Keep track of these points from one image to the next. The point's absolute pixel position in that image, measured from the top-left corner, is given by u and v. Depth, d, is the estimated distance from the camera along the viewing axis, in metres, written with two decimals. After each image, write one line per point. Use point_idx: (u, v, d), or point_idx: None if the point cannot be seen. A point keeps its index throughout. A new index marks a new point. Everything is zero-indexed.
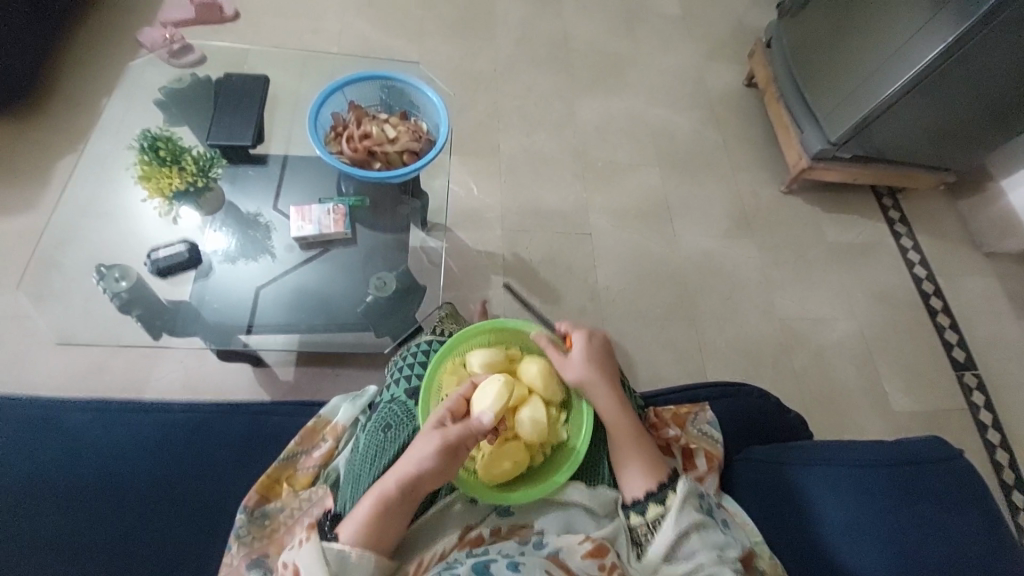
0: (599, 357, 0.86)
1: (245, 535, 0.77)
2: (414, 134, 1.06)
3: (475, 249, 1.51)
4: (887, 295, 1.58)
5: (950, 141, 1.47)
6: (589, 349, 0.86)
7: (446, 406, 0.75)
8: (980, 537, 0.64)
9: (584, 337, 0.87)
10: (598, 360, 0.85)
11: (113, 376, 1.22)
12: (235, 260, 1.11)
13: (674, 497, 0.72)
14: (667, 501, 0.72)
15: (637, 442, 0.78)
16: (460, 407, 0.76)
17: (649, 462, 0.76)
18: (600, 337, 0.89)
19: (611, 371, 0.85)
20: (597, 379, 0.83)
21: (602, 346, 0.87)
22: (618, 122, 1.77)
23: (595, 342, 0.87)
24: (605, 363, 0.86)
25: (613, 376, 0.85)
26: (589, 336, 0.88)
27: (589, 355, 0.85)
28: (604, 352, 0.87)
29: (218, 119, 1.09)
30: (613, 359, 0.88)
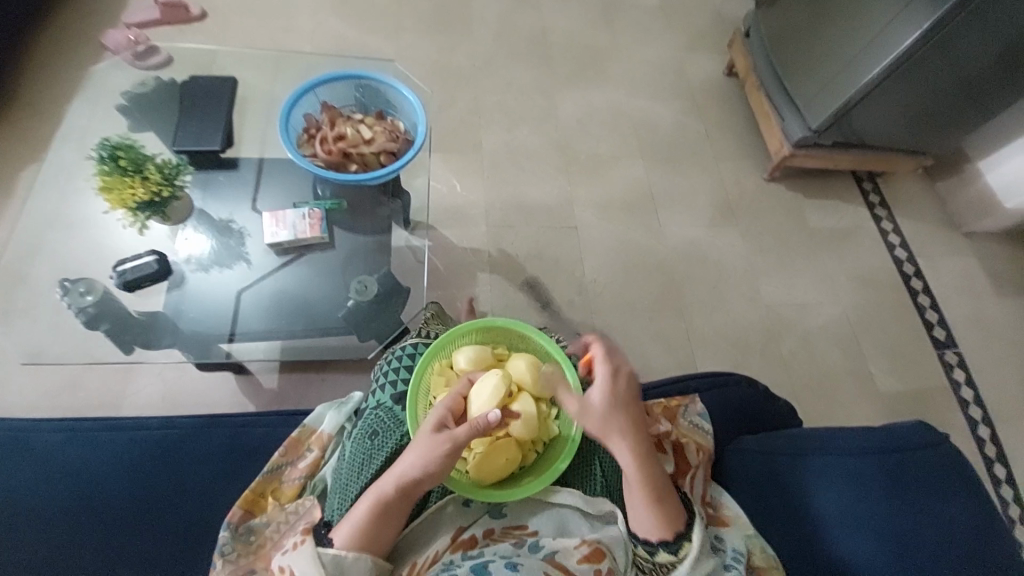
0: (623, 400, 0.76)
1: (229, 552, 0.74)
2: (392, 134, 1.03)
3: (460, 247, 1.49)
4: (870, 278, 1.60)
5: (927, 124, 1.48)
6: (612, 391, 0.76)
7: (444, 407, 0.73)
8: (970, 517, 0.65)
9: (607, 374, 0.77)
10: (619, 404, 0.75)
11: (89, 392, 1.19)
12: (208, 269, 1.07)
13: (688, 548, 0.69)
14: (681, 553, 0.69)
15: (657, 499, 0.70)
16: (458, 405, 0.75)
17: (665, 512, 0.70)
18: (626, 375, 0.78)
19: (634, 413, 0.76)
20: (616, 428, 0.73)
21: (626, 387, 0.77)
22: (600, 114, 1.76)
23: (619, 382, 0.77)
24: (628, 406, 0.76)
25: (635, 421, 0.75)
26: (613, 373, 0.77)
27: (610, 398, 0.75)
28: (628, 393, 0.77)
29: (184, 120, 1.06)
30: (636, 400, 0.78)
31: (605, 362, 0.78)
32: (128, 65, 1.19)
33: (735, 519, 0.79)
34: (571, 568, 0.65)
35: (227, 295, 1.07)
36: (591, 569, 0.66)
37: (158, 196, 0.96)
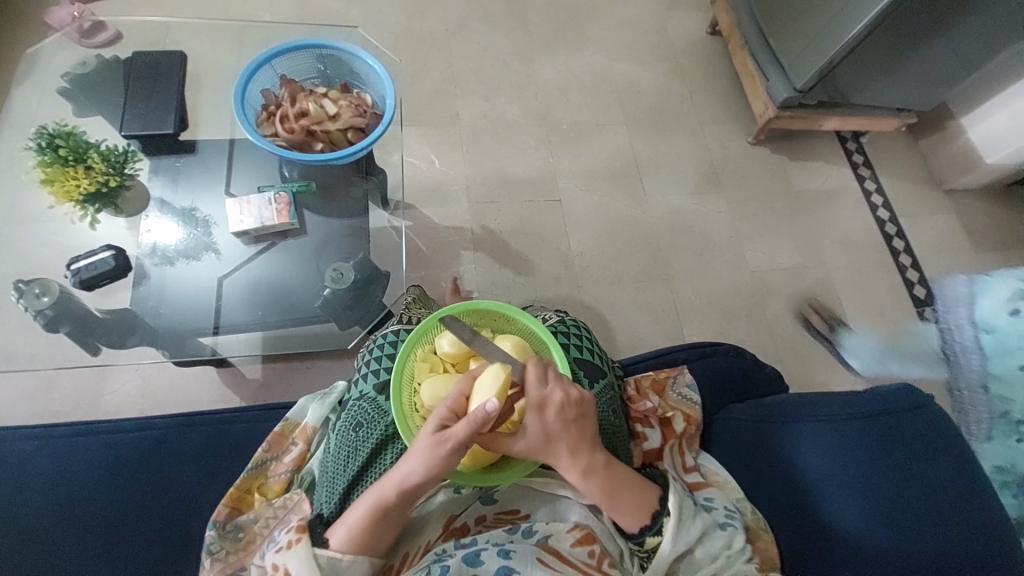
0: (561, 429, 0.67)
1: (218, 551, 0.73)
2: (358, 109, 0.97)
3: (442, 225, 1.44)
4: (853, 240, 1.60)
5: (912, 80, 1.45)
6: (542, 426, 0.67)
7: (445, 406, 0.67)
8: (955, 474, 0.65)
9: (533, 407, 0.66)
10: (555, 435, 0.67)
11: (65, 394, 1.14)
12: (174, 261, 1.02)
13: (667, 524, 0.69)
14: (663, 534, 0.69)
15: (614, 502, 0.69)
16: (460, 405, 0.68)
17: (625, 511, 0.69)
18: (561, 400, 0.67)
19: (574, 437, 0.68)
20: (557, 454, 0.68)
21: (561, 416, 0.67)
22: (581, 80, 1.69)
23: (548, 413, 0.67)
24: (567, 432, 0.67)
25: (580, 441, 0.68)
26: (539, 406, 0.66)
27: (544, 431, 0.67)
28: (566, 420, 0.67)
29: (132, 97, 0.98)
30: (583, 419, 0.69)
31: (534, 390, 0.67)
32: (72, 43, 1.09)
33: (722, 480, 0.83)
34: (565, 552, 0.66)
35: (202, 288, 1.02)
36: (584, 552, 0.67)
37: (105, 186, 0.93)
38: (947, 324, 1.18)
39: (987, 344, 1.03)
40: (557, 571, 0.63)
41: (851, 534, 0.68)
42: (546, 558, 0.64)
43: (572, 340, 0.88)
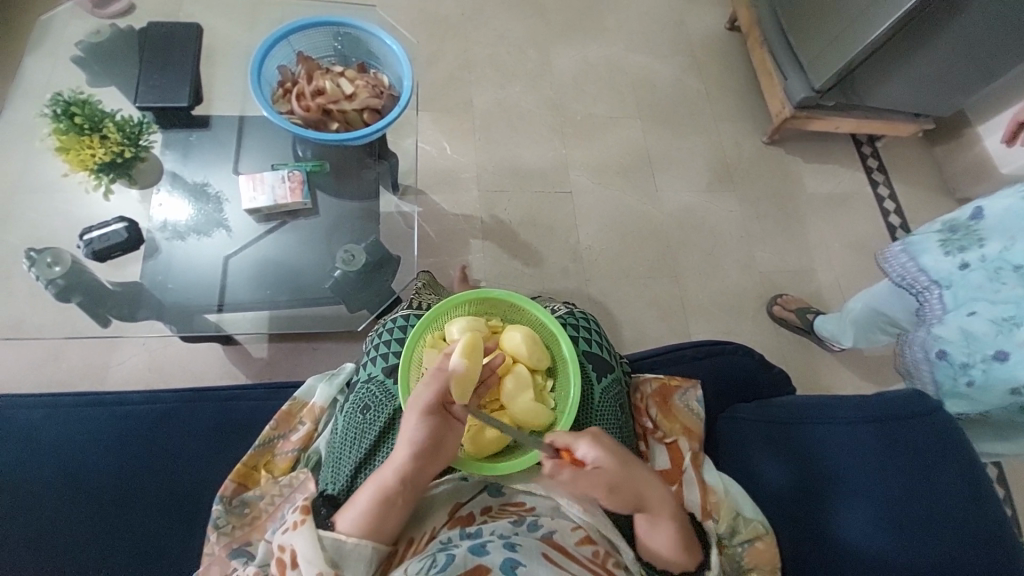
0: (626, 458, 0.67)
1: (223, 526, 0.74)
2: (374, 89, 0.96)
3: (451, 213, 1.43)
4: (863, 245, 1.59)
5: (932, 86, 1.43)
6: (607, 453, 0.66)
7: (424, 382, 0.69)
8: (958, 481, 0.69)
9: (590, 437, 0.67)
10: (622, 460, 0.66)
11: (73, 365, 1.15)
12: (185, 237, 1.02)
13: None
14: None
15: (685, 542, 0.70)
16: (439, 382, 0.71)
17: (690, 549, 0.70)
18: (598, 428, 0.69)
19: (638, 469, 0.68)
20: (627, 478, 0.66)
21: (612, 439, 0.68)
22: (597, 71, 1.67)
23: (605, 439, 0.67)
24: (627, 457, 0.67)
25: (638, 466, 0.68)
26: (594, 433, 0.67)
27: (612, 458, 0.66)
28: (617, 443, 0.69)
29: (146, 68, 0.97)
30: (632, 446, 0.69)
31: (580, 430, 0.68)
32: (88, 13, 1.07)
33: (720, 506, 0.76)
34: (571, 550, 0.66)
35: (214, 264, 1.02)
36: (588, 550, 0.67)
37: (119, 157, 0.92)
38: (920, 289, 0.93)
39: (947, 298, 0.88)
40: (562, 566, 0.61)
41: (854, 538, 0.69)
42: (553, 554, 0.63)
43: (581, 333, 0.87)
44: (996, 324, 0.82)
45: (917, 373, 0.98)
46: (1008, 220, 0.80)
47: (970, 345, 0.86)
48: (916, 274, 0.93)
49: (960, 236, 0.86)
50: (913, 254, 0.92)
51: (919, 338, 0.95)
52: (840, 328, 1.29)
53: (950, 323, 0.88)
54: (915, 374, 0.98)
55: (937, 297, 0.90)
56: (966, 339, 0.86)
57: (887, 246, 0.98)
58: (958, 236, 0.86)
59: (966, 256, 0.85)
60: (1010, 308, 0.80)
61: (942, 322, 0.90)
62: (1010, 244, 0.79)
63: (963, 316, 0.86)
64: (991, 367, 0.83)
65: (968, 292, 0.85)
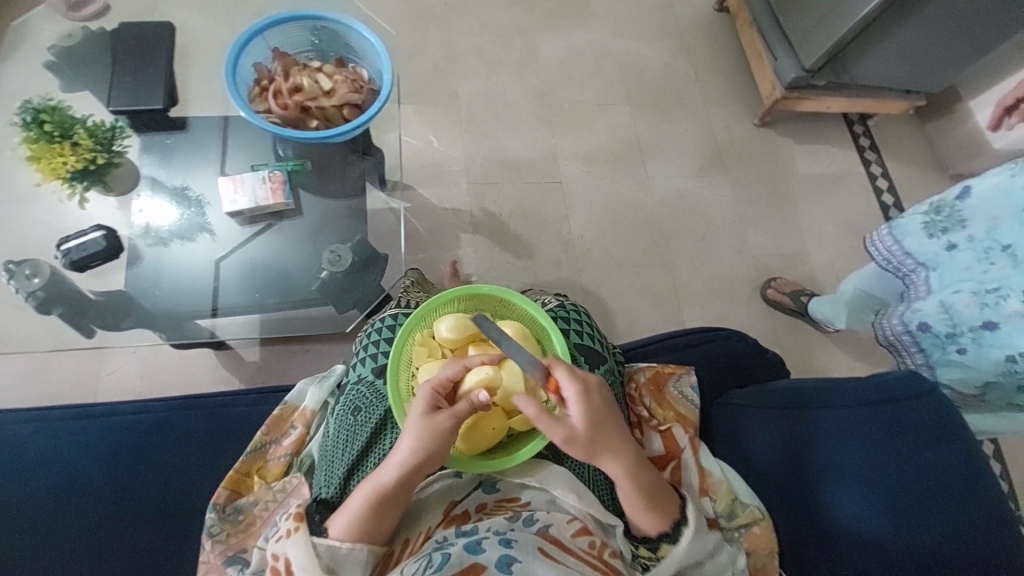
0: (606, 415, 0.66)
1: (217, 534, 0.74)
2: (354, 84, 0.94)
3: (441, 207, 1.42)
4: (856, 225, 1.58)
5: (923, 61, 1.41)
6: (586, 413, 0.65)
7: (430, 386, 0.67)
8: (957, 462, 0.69)
9: (576, 394, 0.65)
10: (601, 423, 0.66)
11: (63, 376, 1.14)
12: (167, 243, 1.00)
13: (687, 535, 0.69)
14: (681, 542, 0.69)
15: (652, 501, 0.69)
16: (445, 387, 0.69)
17: (660, 509, 0.69)
18: (596, 384, 0.68)
19: (617, 427, 0.67)
20: (603, 439, 0.66)
21: (601, 400, 0.67)
22: (584, 57, 1.64)
23: (591, 399, 0.66)
24: (608, 417, 0.67)
25: (618, 425, 0.68)
26: (582, 392, 0.66)
27: (590, 419, 0.65)
28: (605, 405, 0.67)
29: (119, 71, 0.95)
30: (614, 407, 0.68)
31: (572, 378, 0.66)
32: (58, 14, 1.04)
33: (719, 486, 0.79)
34: (567, 542, 0.66)
35: (200, 269, 1.01)
36: (584, 542, 0.67)
37: (93, 163, 0.90)
38: (908, 269, 0.94)
39: (935, 280, 0.89)
40: (558, 560, 0.61)
41: (852, 523, 0.69)
42: (548, 547, 0.63)
43: (572, 326, 0.87)
44: (979, 302, 0.81)
45: (904, 351, 0.96)
46: (991, 200, 0.80)
47: (951, 316, 0.85)
48: (899, 256, 0.94)
49: (943, 217, 0.87)
50: (897, 235, 0.94)
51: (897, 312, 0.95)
52: (833, 311, 1.28)
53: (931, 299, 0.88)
54: (902, 351, 0.96)
55: (922, 278, 0.91)
56: (944, 313, 0.86)
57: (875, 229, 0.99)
58: (941, 217, 0.87)
59: (950, 238, 0.86)
60: (995, 286, 0.80)
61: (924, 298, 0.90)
62: (995, 223, 0.81)
63: (948, 292, 0.85)
64: (980, 337, 0.82)
65: (956, 273, 0.85)
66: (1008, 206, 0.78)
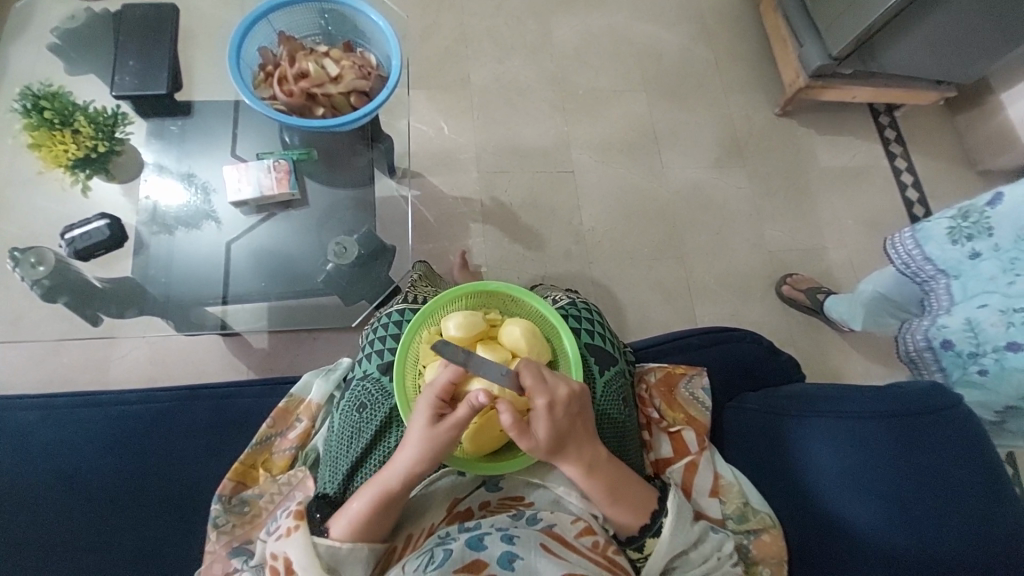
0: (569, 425, 0.64)
1: (223, 524, 0.74)
2: (361, 70, 0.91)
3: (450, 196, 1.39)
4: (878, 221, 1.53)
5: (958, 51, 1.33)
6: (551, 427, 0.62)
7: (433, 394, 0.64)
8: (979, 479, 0.66)
9: (542, 410, 0.62)
10: (565, 434, 0.64)
11: (74, 360, 1.15)
12: (173, 231, 0.99)
13: (665, 523, 0.68)
14: (662, 532, 0.67)
15: (615, 500, 0.67)
16: (447, 391, 0.65)
17: (626, 508, 0.67)
18: (566, 397, 0.63)
19: (579, 434, 0.65)
20: (567, 449, 0.64)
21: (567, 413, 0.63)
22: (600, 42, 1.58)
23: (556, 413, 0.63)
24: (573, 429, 0.64)
25: (584, 434, 0.66)
26: (548, 407, 0.62)
27: (553, 432, 0.63)
28: (571, 416, 0.64)
29: (122, 52, 0.92)
30: (582, 415, 0.65)
31: (541, 392, 0.62)
32: None
33: (728, 489, 0.78)
34: (570, 540, 0.64)
35: (208, 256, 1.00)
36: (588, 541, 0.65)
37: (93, 151, 0.89)
38: (927, 276, 0.89)
39: (956, 291, 0.85)
40: (562, 555, 0.60)
41: (866, 537, 0.67)
42: (552, 543, 0.62)
43: (583, 325, 0.85)
44: (1004, 317, 0.78)
45: (922, 366, 0.94)
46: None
47: (975, 334, 0.82)
48: (919, 262, 0.89)
49: (971, 223, 0.82)
50: (920, 241, 0.88)
51: (921, 326, 0.91)
52: (850, 311, 1.24)
53: (955, 312, 0.85)
54: (921, 367, 0.93)
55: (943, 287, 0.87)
56: (967, 328, 0.83)
57: (894, 232, 0.92)
58: (967, 223, 0.82)
59: (974, 246, 0.82)
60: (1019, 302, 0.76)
61: (948, 312, 0.86)
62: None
63: (970, 304, 0.83)
64: (1002, 358, 0.79)
65: (978, 284, 0.82)
66: None
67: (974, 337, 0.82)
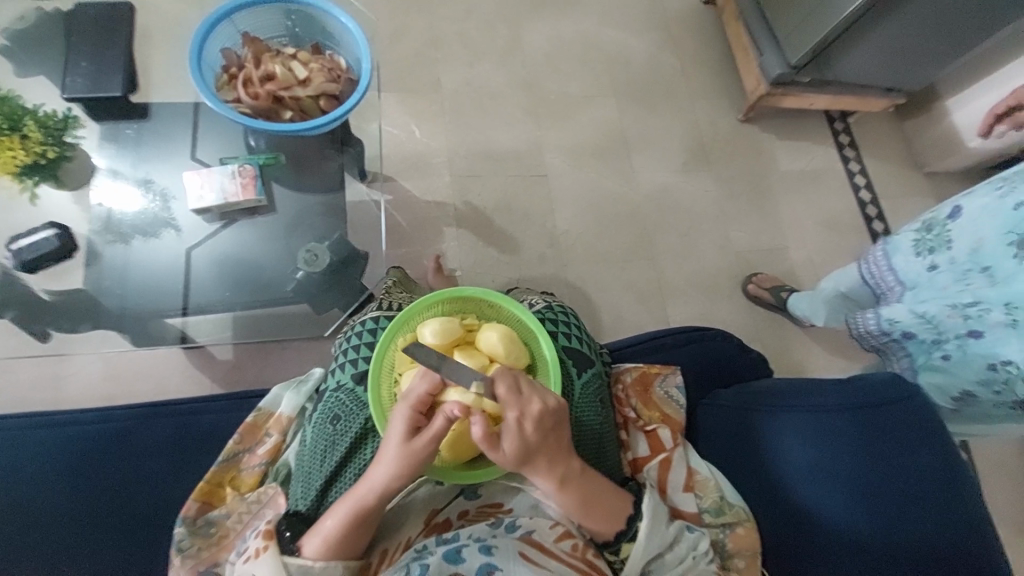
0: (539, 441, 0.62)
1: (188, 548, 0.71)
2: (330, 73, 0.89)
3: (423, 200, 1.38)
4: (835, 221, 1.61)
5: (904, 61, 1.42)
6: (521, 442, 0.61)
7: (409, 404, 0.64)
8: (936, 466, 0.70)
9: (512, 424, 0.61)
10: (535, 449, 0.62)
11: (20, 378, 1.07)
12: (129, 241, 0.95)
13: (642, 527, 0.68)
14: (638, 539, 0.68)
15: (587, 512, 0.66)
16: (425, 401, 0.65)
17: (598, 517, 0.67)
18: (539, 411, 0.62)
19: (551, 449, 0.63)
20: (537, 464, 0.63)
21: (539, 428, 0.62)
22: (571, 47, 1.61)
23: (527, 427, 0.61)
24: (545, 444, 0.63)
25: (558, 449, 0.64)
26: (519, 421, 0.61)
27: (522, 447, 0.61)
28: (544, 432, 0.62)
29: (75, 53, 0.88)
30: (557, 430, 0.64)
31: (512, 404, 0.61)
32: None
33: (705, 483, 0.79)
34: (549, 546, 0.65)
35: (168, 265, 0.95)
36: (568, 546, 0.66)
37: (43, 158, 0.86)
38: (888, 286, 0.97)
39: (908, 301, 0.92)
40: (539, 563, 0.60)
41: (837, 525, 0.70)
42: (530, 552, 0.61)
43: (560, 328, 0.85)
44: (953, 309, 0.83)
45: (891, 352, 0.98)
46: (979, 219, 0.81)
47: (934, 325, 0.86)
48: (884, 273, 0.97)
49: (933, 236, 0.88)
50: (888, 254, 0.95)
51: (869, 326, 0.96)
52: (812, 307, 1.29)
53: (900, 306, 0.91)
54: (890, 355, 0.99)
55: (898, 298, 0.94)
56: (921, 321, 0.88)
57: (869, 248, 1.00)
58: (931, 235, 0.88)
59: (935, 258, 0.87)
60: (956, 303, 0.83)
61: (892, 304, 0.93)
62: (978, 245, 0.81)
63: (919, 304, 0.88)
64: (965, 344, 0.83)
65: (929, 292, 0.88)
66: (996, 227, 0.79)
67: (934, 327, 0.86)
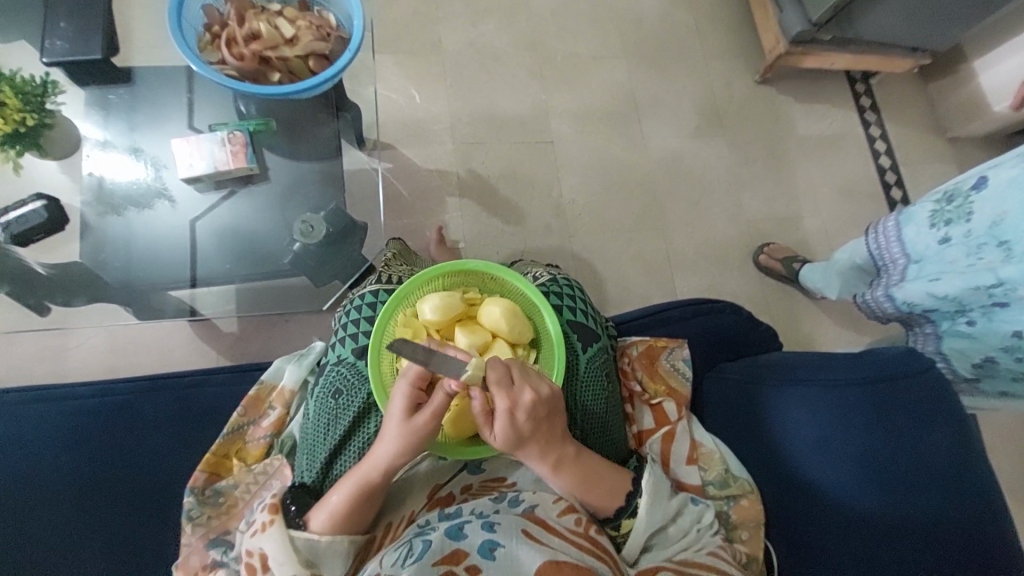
0: (531, 429, 0.62)
1: (198, 517, 0.72)
2: (319, 31, 0.83)
3: (424, 168, 1.33)
4: (852, 189, 1.54)
5: (935, 18, 1.32)
6: (512, 429, 0.61)
7: (406, 383, 0.62)
8: (945, 443, 0.68)
9: (503, 413, 0.60)
10: (526, 437, 0.62)
11: (27, 350, 1.08)
12: (123, 212, 0.92)
13: (642, 503, 0.68)
14: (639, 514, 0.68)
15: (587, 488, 0.67)
16: (423, 380, 0.64)
17: (596, 494, 0.68)
18: (531, 402, 0.61)
19: (544, 436, 0.63)
20: (530, 448, 0.63)
21: (530, 418, 0.61)
22: (579, 3, 1.51)
23: (518, 417, 0.61)
24: (537, 432, 0.62)
25: (551, 436, 0.64)
26: (509, 411, 0.60)
27: (513, 434, 0.61)
28: (536, 421, 0.62)
29: (51, 12, 0.83)
30: (551, 418, 0.63)
31: (502, 394, 0.60)
32: None
33: (709, 457, 0.79)
34: (552, 522, 0.63)
35: (167, 237, 0.93)
36: (570, 520, 0.65)
37: (22, 125, 0.82)
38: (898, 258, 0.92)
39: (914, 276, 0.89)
40: (542, 540, 0.59)
41: (839, 497, 0.69)
42: (533, 529, 0.61)
43: (565, 301, 0.83)
44: (966, 287, 0.80)
45: (915, 323, 0.94)
46: (1005, 191, 0.75)
47: (957, 301, 0.83)
48: (891, 244, 0.93)
49: (953, 208, 0.82)
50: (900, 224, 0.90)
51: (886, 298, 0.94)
52: (823, 279, 1.25)
53: (916, 288, 0.88)
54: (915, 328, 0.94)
55: (905, 274, 0.91)
56: (936, 301, 0.85)
57: (880, 219, 0.95)
58: (951, 207, 0.83)
59: (949, 230, 0.83)
60: (972, 279, 0.79)
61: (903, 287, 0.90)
62: (1000, 218, 0.76)
63: (935, 281, 0.85)
64: (991, 313, 0.80)
65: (934, 266, 0.85)
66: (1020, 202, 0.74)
67: (954, 301, 0.83)
